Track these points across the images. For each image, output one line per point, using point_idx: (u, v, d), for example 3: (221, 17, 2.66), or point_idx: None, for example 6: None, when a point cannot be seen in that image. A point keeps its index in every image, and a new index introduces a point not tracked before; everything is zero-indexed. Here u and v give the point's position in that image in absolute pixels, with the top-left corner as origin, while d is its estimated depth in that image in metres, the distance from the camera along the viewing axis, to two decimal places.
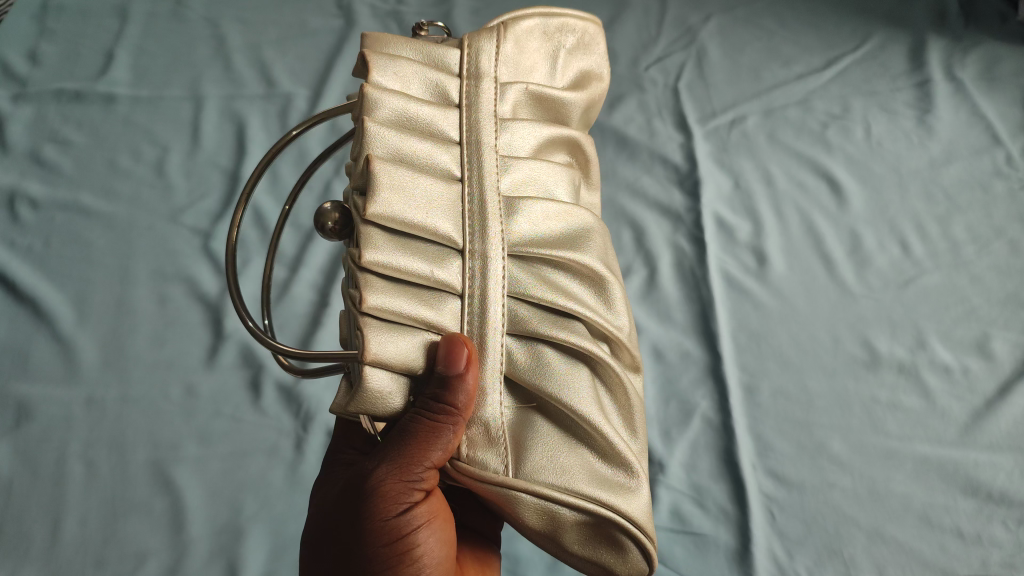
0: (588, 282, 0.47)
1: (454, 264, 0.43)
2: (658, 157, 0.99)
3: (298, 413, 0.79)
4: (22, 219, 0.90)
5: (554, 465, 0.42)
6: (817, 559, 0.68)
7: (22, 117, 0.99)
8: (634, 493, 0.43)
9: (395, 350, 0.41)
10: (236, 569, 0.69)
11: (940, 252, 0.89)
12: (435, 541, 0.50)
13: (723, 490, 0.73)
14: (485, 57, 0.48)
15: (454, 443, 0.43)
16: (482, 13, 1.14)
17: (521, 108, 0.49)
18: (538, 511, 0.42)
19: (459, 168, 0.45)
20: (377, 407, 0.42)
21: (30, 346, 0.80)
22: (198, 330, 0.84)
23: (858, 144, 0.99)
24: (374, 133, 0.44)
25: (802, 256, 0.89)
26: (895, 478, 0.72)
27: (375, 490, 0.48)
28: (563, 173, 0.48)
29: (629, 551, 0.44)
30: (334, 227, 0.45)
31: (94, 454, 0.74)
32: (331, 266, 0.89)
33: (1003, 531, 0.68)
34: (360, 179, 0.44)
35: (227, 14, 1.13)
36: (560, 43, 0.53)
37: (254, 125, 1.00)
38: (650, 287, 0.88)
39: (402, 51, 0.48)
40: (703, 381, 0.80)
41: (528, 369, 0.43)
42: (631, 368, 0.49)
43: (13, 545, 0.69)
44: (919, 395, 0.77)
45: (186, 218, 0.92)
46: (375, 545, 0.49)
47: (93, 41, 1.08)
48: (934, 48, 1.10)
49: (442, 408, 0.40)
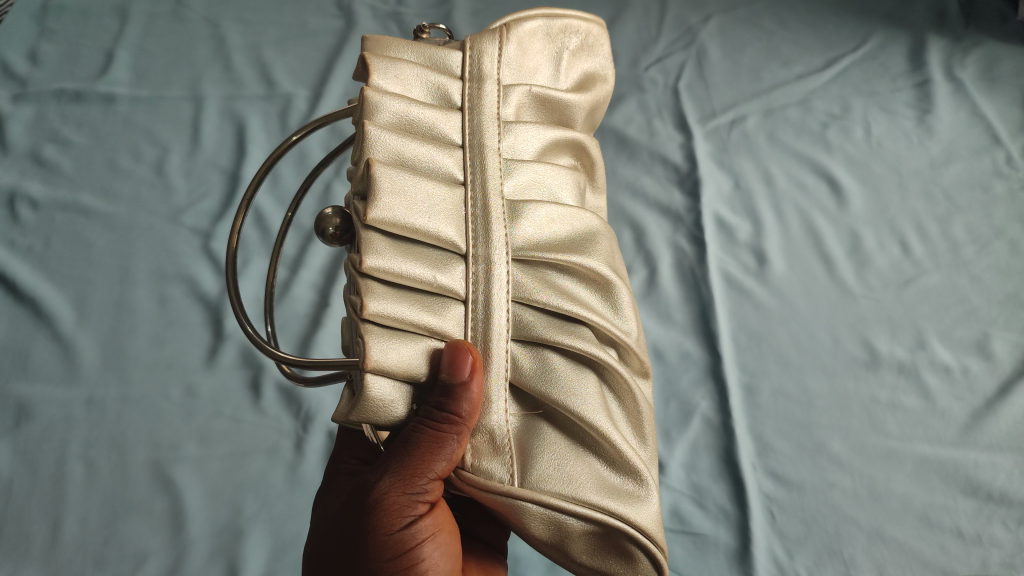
0: (593, 286, 0.47)
1: (457, 269, 0.43)
2: (658, 157, 0.99)
3: (298, 413, 0.79)
4: (22, 218, 0.90)
5: (561, 474, 0.42)
6: (817, 559, 0.68)
7: (22, 118, 0.99)
8: (643, 502, 0.43)
9: (397, 358, 0.41)
10: (236, 569, 0.69)
11: (940, 253, 0.89)
12: (439, 554, 0.50)
13: (722, 489, 0.73)
14: (488, 59, 0.48)
15: (459, 452, 0.43)
16: (482, 13, 1.14)
17: (524, 110, 0.49)
18: (544, 521, 0.42)
19: (461, 172, 0.45)
20: (379, 416, 0.42)
21: (30, 346, 0.80)
22: (198, 330, 0.84)
23: (858, 144, 0.99)
24: (375, 137, 0.44)
25: (802, 256, 0.89)
26: (895, 478, 0.72)
27: (378, 504, 0.48)
28: (567, 176, 0.48)
29: (639, 560, 0.43)
30: (335, 233, 0.45)
31: (93, 454, 0.74)
32: (331, 267, 0.89)
33: (1003, 531, 0.68)
34: (360, 184, 0.44)
35: (227, 14, 1.13)
36: (563, 45, 0.53)
37: (254, 126, 1.00)
38: (650, 288, 0.88)
39: (404, 54, 0.48)
40: (702, 381, 0.80)
41: (533, 375, 0.43)
42: (640, 374, 0.49)
43: (13, 545, 0.69)
44: (919, 395, 0.77)
45: (187, 218, 0.92)
46: (379, 560, 0.49)
47: (92, 41, 1.08)
48: (934, 48, 1.10)
49: (445, 416, 0.40)
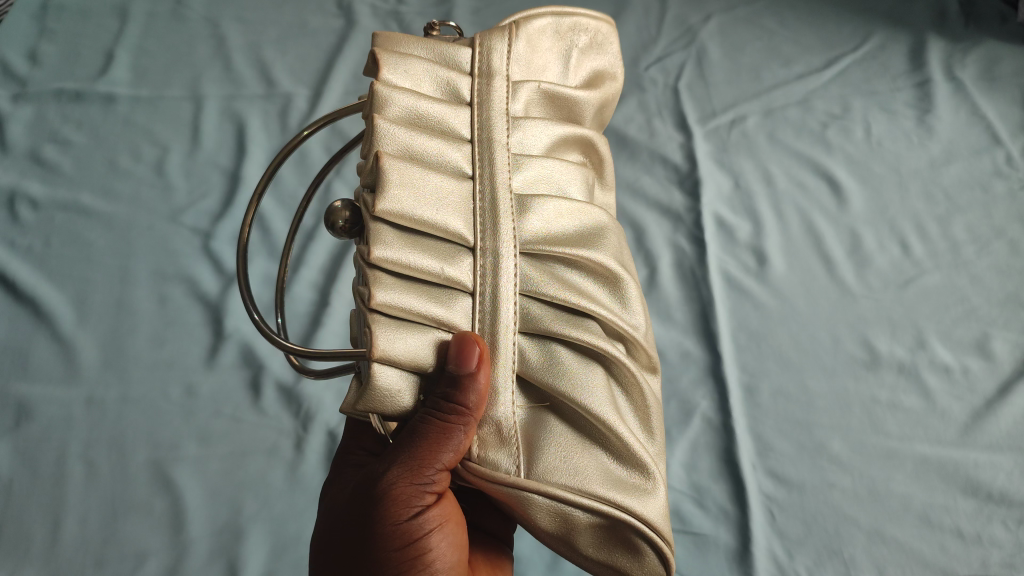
0: (601, 280, 0.47)
1: (465, 262, 0.43)
2: (658, 157, 0.99)
3: (298, 413, 0.79)
4: (22, 218, 0.90)
5: (569, 466, 0.42)
6: (817, 559, 0.68)
7: (22, 118, 0.99)
8: (650, 496, 0.42)
9: (404, 347, 0.41)
10: (237, 569, 0.69)
11: (940, 252, 0.89)
12: (447, 545, 0.50)
13: (723, 490, 0.73)
14: (497, 55, 0.48)
15: (466, 444, 0.43)
16: (483, 13, 1.14)
17: (533, 106, 0.49)
18: (550, 512, 0.42)
19: (470, 166, 0.45)
20: (387, 405, 0.42)
21: (29, 345, 0.80)
22: (198, 330, 0.84)
23: (858, 144, 0.99)
24: (384, 130, 0.44)
25: (802, 255, 0.89)
26: (895, 478, 0.72)
27: (386, 493, 0.48)
28: (576, 171, 0.48)
29: (645, 553, 0.43)
30: (344, 225, 0.45)
31: (93, 454, 0.74)
32: (331, 266, 0.89)
33: (1003, 531, 0.68)
34: (369, 176, 0.44)
35: (227, 14, 1.13)
36: (572, 42, 0.53)
37: (254, 126, 1.00)
38: (650, 287, 0.88)
39: (413, 49, 0.49)
40: (702, 381, 0.80)
41: (540, 368, 0.43)
42: (648, 369, 0.49)
43: (13, 545, 0.69)
44: (919, 395, 0.77)
45: (187, 218, 0.92)
46: (386, 550, 0.49)
47: (92, 40, 1.08)
48: (934, 49, 1.09)
49: (453, 408, 0.40)
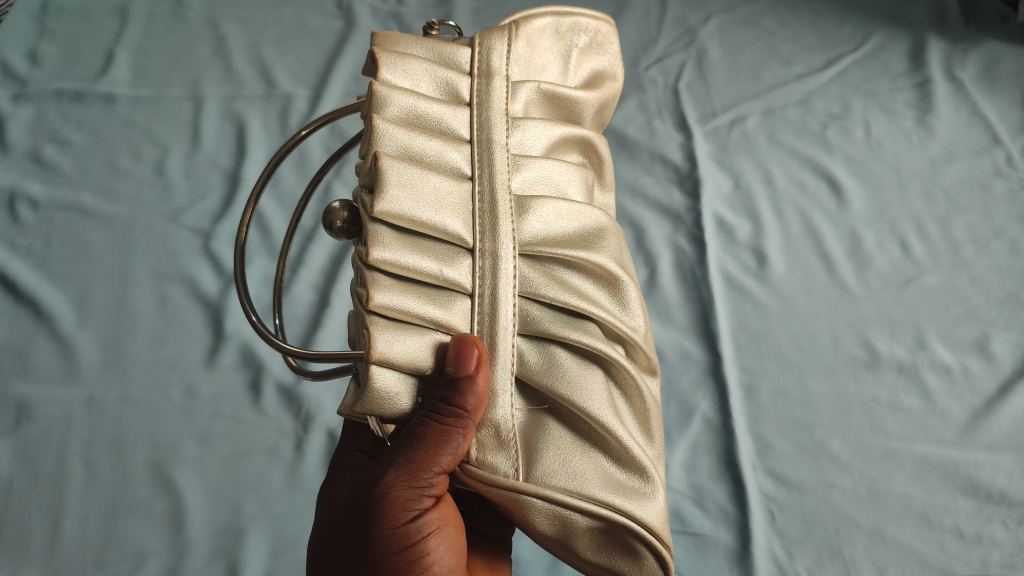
0: (600, 281, 0.47)
1: (463, 263, 0.43)
2: (658, 157, 0.99)
3: (298, 413, 0.79)
4: (22, 218, 0.90)
5: (567, 469, 0.42)
6: (817, 559, 0.68)
7: (21, 118, 0.99)
8: (648, 499, 0.42)
9: (402, 349, 0.41)
10: (237, 569, 0.69)
11: (940, 252, 0.89)
12: (445, 548, 0.50)
13: (722, 490, 0.73)
14: (496, 55, 0.48)
15: (464, 446, 0.43)
16: (483, 13, 1.14)
17: (533, 106, 0.49)
18: (549, 516, 0.42)
19: (469, 167, 0.45)
20: (384, 407, 0.42)
21: (29, 345, 0.80)
22: (198, 330, 0.84)
23: (858, 144, 0.99)
24: (383, 131, 0.44)
25: (802, 256, 0.89)
26: (895, 478, 0.72)
27: (384, 496, 0.48)
28: (575, 172, 0.48)
29: (644, 556, 0.43)
30: (343, 226, 0.45)
31: (94, 454, 0.74)
32: (331, 266, 0.89)
33: (1003, 531, 0.68)
34: (368, 177, 0.44)
35: (227, 14, 1.13)
36: (572, 43, 0.53)
37: (254, 126, 1.00)
38: (649, 287, 0.88)
39: (413, 49, 0.49)
40: (702, 381, 0.80)
41: (539, 371, 0.43)
42: (647, 371, 0.49)
43: (13, 545, 0.69)
44: (919, 395, 0.77)
45: (187, 218, 0.92)
46: (384, 553, 0.49)
47: (92, 40, 1.08)
48: (934, 49, 1.09)
49: (451, 410, 0.40)
